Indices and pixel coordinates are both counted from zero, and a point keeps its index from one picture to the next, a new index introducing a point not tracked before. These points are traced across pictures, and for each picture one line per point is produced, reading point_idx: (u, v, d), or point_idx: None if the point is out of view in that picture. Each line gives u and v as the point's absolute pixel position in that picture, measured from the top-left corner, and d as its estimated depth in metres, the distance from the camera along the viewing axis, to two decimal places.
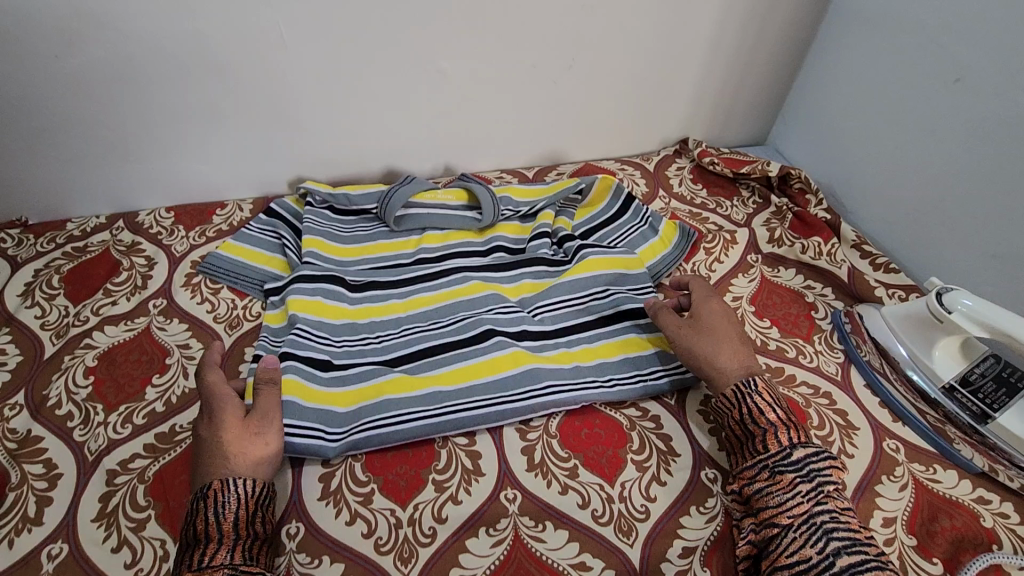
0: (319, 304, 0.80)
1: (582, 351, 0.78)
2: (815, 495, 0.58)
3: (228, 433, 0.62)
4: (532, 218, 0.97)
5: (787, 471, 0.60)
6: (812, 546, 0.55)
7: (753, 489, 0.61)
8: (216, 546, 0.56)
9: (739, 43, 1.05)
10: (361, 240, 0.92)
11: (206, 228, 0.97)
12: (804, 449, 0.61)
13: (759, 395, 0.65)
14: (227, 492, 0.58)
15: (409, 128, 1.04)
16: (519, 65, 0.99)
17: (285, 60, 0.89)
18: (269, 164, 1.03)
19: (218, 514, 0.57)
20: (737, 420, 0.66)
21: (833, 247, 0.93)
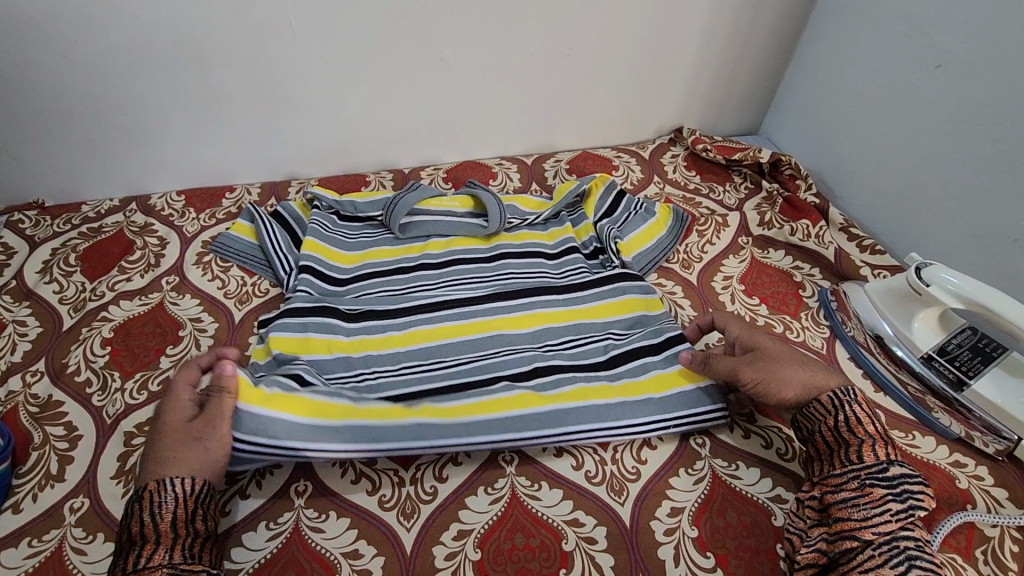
0: (308, 340, 0.77)
1: (598, 390, 0.72)
2: (904, 517, 0.55)
3: (178, 433, 0.61)
4: (538, 226, 0.98)
5: (879, 486, 0.57)
6: (889, 564, 0.53)
7: (837, 496, 0.58)
8: (153, 546, 0.53)
9: (732, 33, 1.08)
10: (356, 249, 0.92)
11: (215, 211, 1.01)
12: (901, 467, 0.58)
13: (858, 405, 0.62)
14: (164, 493, 0.56)
15: (412, 115, 1.07)
16: (519, 54, 1.02)
17: (293, 46, 0.93)
18: (277, 150, 1.06)
19: (153, 518, 0.55)
20: (830, 427, 0.62)
21: (821, 230, 0.96)
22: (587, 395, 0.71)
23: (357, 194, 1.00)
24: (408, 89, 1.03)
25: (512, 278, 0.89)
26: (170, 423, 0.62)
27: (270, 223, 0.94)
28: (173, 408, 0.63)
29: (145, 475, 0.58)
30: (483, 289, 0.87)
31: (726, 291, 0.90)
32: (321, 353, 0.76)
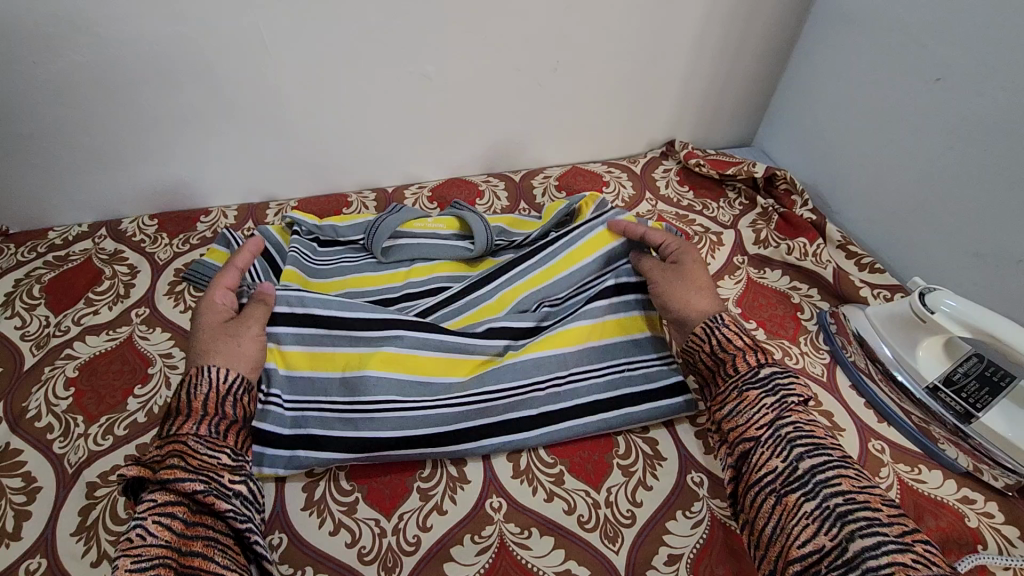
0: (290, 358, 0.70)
1: (569, 337, 0.74)
2: (780, 406, 0.60)
3: (212, 328, 0.68)
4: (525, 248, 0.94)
5: (754, 389, 0.62)
6: (779, 455, 0.57)
7: (725, 412, 0.64)
8: (183, 419, 0.59)
9: (724, 44, 1.05)
10: (334, 276, 0.88)
11: (189, 235, 0.96)
12: (770, 367, 0.64)
13: (727, 325, 0.67)
14: (201, 377, 0.61)
15: (395, 132, 1.03)
16: (505, 68, 0.99)
17: (268, 64, 0.89)
18: (255, 171, 1.02)
19: (186, 396, 0.60)
20: (707, 353, 0.67)
21: (819, 248, 0.94)
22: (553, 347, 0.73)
23: (338, 217, 0.96)
24: (390, 106, 0.99)
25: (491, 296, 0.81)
26: (208, 321, 0.69)
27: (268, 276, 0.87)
28: (213, 309, 0.71)
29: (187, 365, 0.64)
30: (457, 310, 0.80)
31: None
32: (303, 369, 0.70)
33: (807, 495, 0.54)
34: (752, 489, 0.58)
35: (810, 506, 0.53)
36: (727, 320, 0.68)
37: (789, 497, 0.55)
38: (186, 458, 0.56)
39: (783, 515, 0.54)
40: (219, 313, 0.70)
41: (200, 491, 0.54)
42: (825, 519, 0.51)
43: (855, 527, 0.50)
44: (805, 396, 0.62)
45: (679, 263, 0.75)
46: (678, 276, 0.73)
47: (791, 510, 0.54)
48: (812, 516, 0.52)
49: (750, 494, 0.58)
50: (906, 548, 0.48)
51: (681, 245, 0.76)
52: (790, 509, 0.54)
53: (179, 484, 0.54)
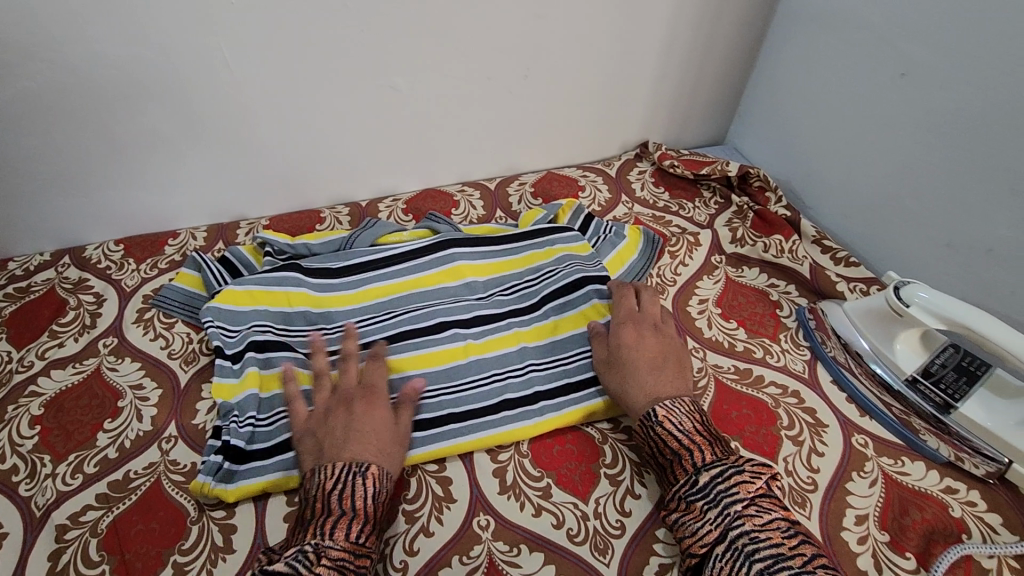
0: (268, 377, 0.75)
1: (532, 330, 0.82)
2: (726, 519, 0.55)
3: (379, 423, 0.65)
4: (503, 247, 0.92)
5: (697, 499, 0.58)
6: (736, 573, 0.52)
7: (673, 521, 0.60)
8: (365, 525, 0.58)
9: (693, 45, 1.06)
10: (289, 286, 0.84)
11: (157, 260, 0.94)
12: (709, 471, 0.59)
13: (661, 425, 0.64)
14: (381, 480, 0.61)
15: (365, 144, 1.01)
16: (475, 76, 0.98)
17: (231, 81, 0.86)
18: (223, 190, 1.00)
19: (370, 499, 0.59)
20: (650, 455, 0.65)
21: (794, 244, 0.94)
22: (520, 336, 0.81)
23: (311, 234, 0.94)
24: (360, 119, 0.97)
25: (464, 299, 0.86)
26: (367, 409, 0.66)
27: (222, 273, 0.89)
28: (373, 397, 0.68)
29: (352, 458, 0.61)
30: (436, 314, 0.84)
31: (702, 316, 0.86)
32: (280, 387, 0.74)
33: None
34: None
35: None
36: (660, 416, 0.64)
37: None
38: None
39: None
40: (387, 405, 0.68)
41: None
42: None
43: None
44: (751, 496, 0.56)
45: (619, 346, 0.73)
46: (613, 361, 0.73)
47: None
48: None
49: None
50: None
51: (623, 318, 0.77)
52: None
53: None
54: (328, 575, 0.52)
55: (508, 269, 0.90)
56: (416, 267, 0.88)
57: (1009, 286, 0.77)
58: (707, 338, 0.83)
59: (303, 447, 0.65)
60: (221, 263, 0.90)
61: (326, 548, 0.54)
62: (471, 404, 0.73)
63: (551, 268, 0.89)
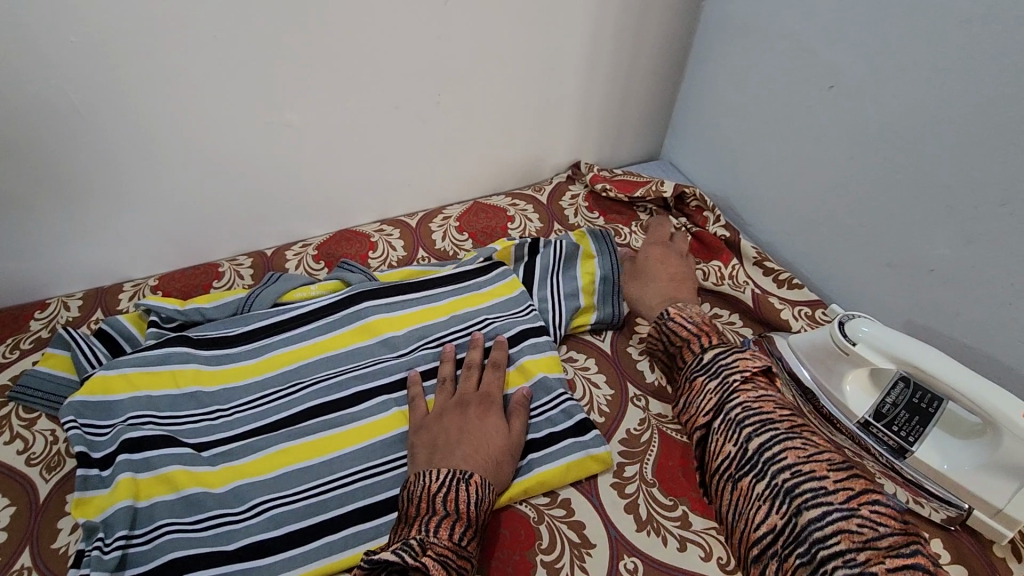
0: (145, 483, 0.63)
1: None
2: (725, 388, 0.66)
3: (488, 431, 0.66)
4: (423, 295, 0.83)
5: (699, 376, 0.68)
6: (730, 441, 0.62)
7: (681, 403, 0.70)
8: (466, 529, 0.57)
9: (618, 60, 1.00)
10: (173, 364, 0.72)
11: (20, 339, 0.81)
12: (714, 351, 0.69)
13: (673, 319, 0.74)
14: (484, 490, 0.60)
15: (261, 189, 0.90)
16: (381, 106, 0.89)
17: (89, 127, 0.74)
18: (98, 252, 0.86)
19: (473, 505, 0.59)
20: (663, 351, 0.75)
21: (733, 269, 0.89)
22: None
23: (204, 295, 0.82)
24: (254, 160, 0.86)
25: (381, 361, 0.77)
26: (479, 418, 0.67)
27: (95, 349, 0.77)
28: (489, 405, 0.69)
29: (459, 464, 0.61)
30: (350, 381, 0.74)
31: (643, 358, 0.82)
32: (162, 494, 0.63)
33: (756, 476, 0.59)
34: (711, 472, 0.63)
35: (762, 486, 0.58)
36: (671, 314, 0.75)
37: (742, 482, 0.60)
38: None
39: (739, 498, 0.60)
40: (500, 415, 0.69)
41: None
42: (775, 498, 0.57)
43: (803, 500, 0.55)
44: (747, 371, 0.66)
45: (642, 257, 0.88)
46: (633, 273, 0.87)
47: (747, 494, 0.59)
48: (764, 496, 0.58)
49: (713, 481, 0.63)
50: (850, 515, 0.53)
51: (655, 238, 0.90)
52: (745, 494, 0.59)
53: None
54: (433, 566, 0.52)
55: (432, 319, 0.81)
56: (326, 327, 0.79)
57: (954, 306, 0.73)
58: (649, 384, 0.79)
59: (416, 440, 0.67)
60: (93, 336, 0.78)
61: (431, 543, 0.54)
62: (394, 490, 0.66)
63: (480, 318, 0.82)
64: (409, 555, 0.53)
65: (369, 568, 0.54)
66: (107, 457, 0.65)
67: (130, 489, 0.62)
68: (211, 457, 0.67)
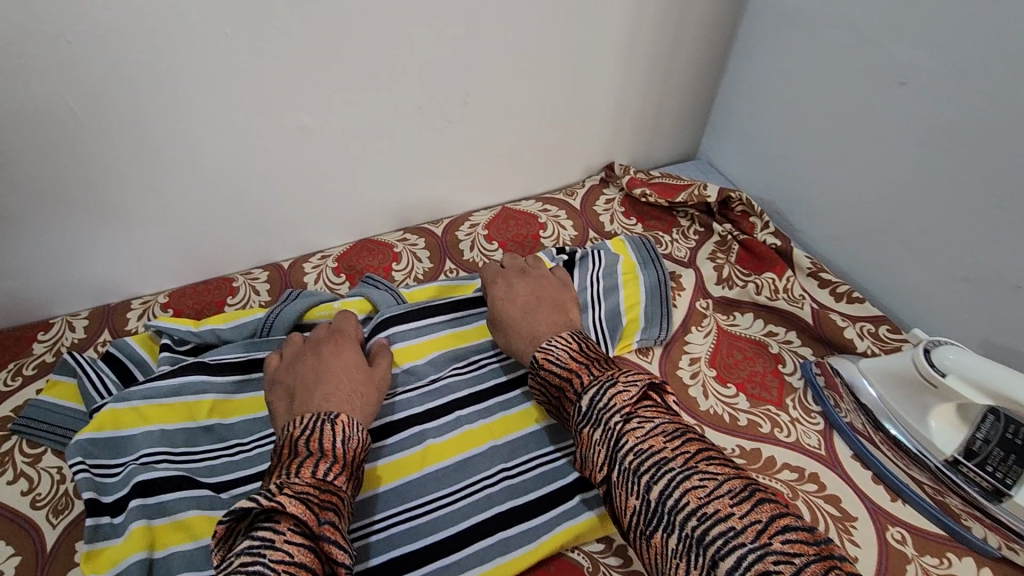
0: (160, 529, 0.57)
1: (497, 424, 0.69)
2: (610, 437, 0.54)
3: (348, 370, 0.64)
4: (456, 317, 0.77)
5: (585, 427, 0.56)
6: (631, 494, 0.50)
7: (579, 457, 0.58)
8: (337, 469, 0.54)
9: (656, 53, 0.92)
10: (189, 395, 0.67)
11: (22, 363, 0.75)
12: (589, 395, 0.57)
13: (541, 366, 0.63)
14: (352, 428, 0.58)
15: (276, 198, 0.84)
16: (402, 107, 0.82)
17: (89, 135, 0.68)
18: (103, 268, 0.80)
19: (339, 445, 0.56)
20: (551, 396, 0.63)
21: (789, 282, 0.82)
22: (488, 433, 0.68)
23: (219, 315, 0.76)
24: (266, 167, 0.80)
25: (414, 389, 0.71)
26: (341, 358, 0.65)
27: (105, 376, 0.71)
28: (347, 345, 0.68)
29: (323, 405, 0.59)
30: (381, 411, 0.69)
31: (696, 382, 0.73)
32: (179, 544, 0.57)
33: (665, 530, 0.47)
34: (626, 533, 0.52)
35: (674, 542, 0.46)
36: (540, 360, 0.63)
37: (655, 538, 0.48)
38: (339, 517, 0.51)
39: (659, 556, 0.48)
40: (358, 351, 0.68)
41: (343, 566, 0.48)
42: (690, 554, 0.45)
43: (715, 551, 0.44)
44: (631, 399, 0.55)
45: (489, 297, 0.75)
46: (492, 319, 0.73)
47: (662, 552, 0.47)
48: (680, 553, 0.46)
49: (630, 539, 0.52)
50: (764, 553, 0.42)
51: (491, 276, 0.77)
52: (660, 552, 0.48)
53: (334, 549, 0.48)
54: (290, 504, 0.48)
55: (467, 342, 0.76)
56: None
57: None
58: (705, 413, 0.70)
59: (274, 395, 0.63)
60: (102, 361, 0.72)
61: (290, 483, 0.50)
62: (434, 537, 0.59)
63: None
64: (264, 497, 0.48)
65: (228, 525, 0.48)
66: (118, 503, 0.59)
67: (145, 537, 0.56)
68: (231, 499, 0.62)
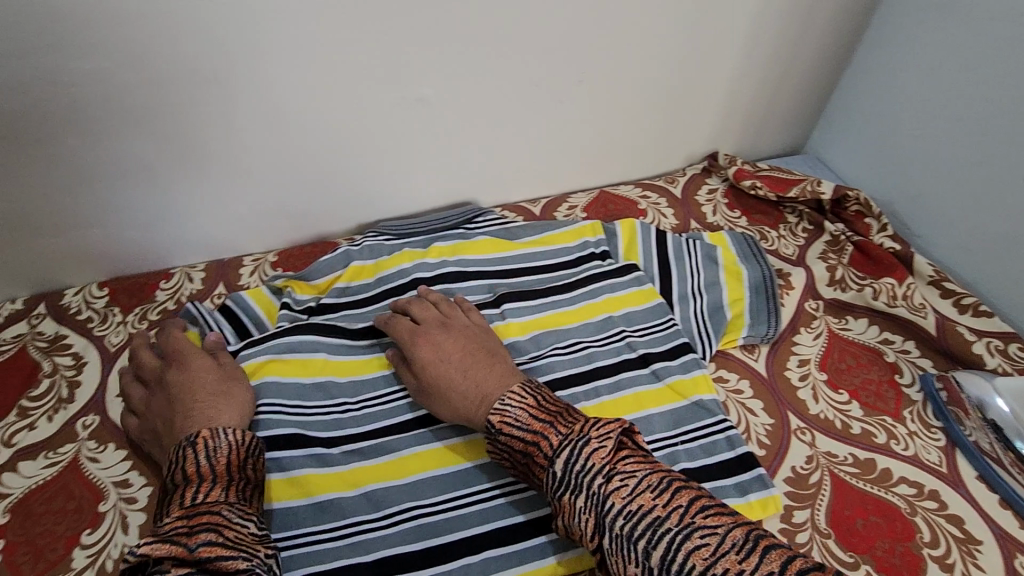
0: (278, 483, 0.62)
1: (602, 407, 0.68)
2: (596, 504, 0.47)
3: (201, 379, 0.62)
4: (563, 296, 0.79)
5: (564, 495, 0.49)
6: (628, 564, 0.44)
7: (560, 526, 0.50)
8: (209, 486, 0.52)
9: (781, 39, 0.88)
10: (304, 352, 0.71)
11: (147, 308, 0.79)
12: (562, 455, 0.50)
13: (501, 425, 0.56)
14: (218, 439, 0.55)
15: (387, 167, 0.85)
16: (520, 83, 0.81)
17: (225, 94, 0.71)
18: (223, 224, 0.84)
19: (205, 461, 0.53)
20: (518, 460, 0.55)
21: (909, 289, 0.78)
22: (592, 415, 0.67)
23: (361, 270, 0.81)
24: (379, 136, 0.81)
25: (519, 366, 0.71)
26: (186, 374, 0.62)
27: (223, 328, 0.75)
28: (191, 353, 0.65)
29: (193, 430, 0.57)
30: None
31: (806, 384, 0.71)
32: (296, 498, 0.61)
33: None
34: None
35: None
36: (496, 425, 0.56)
37: None
38: (224, 530, 0.48)
39: None
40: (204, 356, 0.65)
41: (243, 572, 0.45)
42: None
43: None
44: (607, 453, 0.49)
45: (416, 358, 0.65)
46: (427, 387, 0.64)
47: None
48: None
49: None
50: None
51: (410, 335, 0.68)
52: None
53: (223, 561, 0.45)
54: (156, 547, 0.44)
55: (570, 322, 0.76)
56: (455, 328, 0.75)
57: None
58: (815, 417, 0.68)
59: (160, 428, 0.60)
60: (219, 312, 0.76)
61: (162, 525, 0.47)
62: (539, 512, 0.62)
63: (620, 324, 0.76)
64: (135, 549, 0.44)
65: None
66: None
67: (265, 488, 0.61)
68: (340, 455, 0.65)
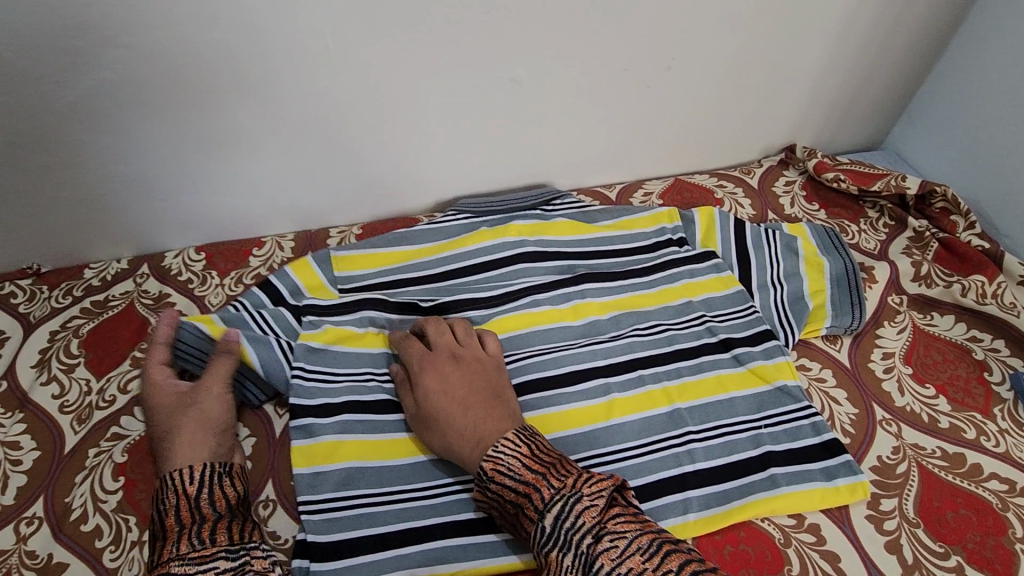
0: (365, 443, 0.64)
1: (683, 387, 0.69)
2: (583, 565, 0.44)
3: (175, 412, 0.61)
4: (642, 279, 0.80)
5: (551, 550, 0.47)
6: None
7: None
8: (169, 541, 0.51)
9: (874, 31, 0.87)
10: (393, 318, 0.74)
11: (242, 273, 0.84)
12: (554, 511, 0.48)
13: (493, 473, 0.53)
14: (164, 490, 0.55)
15: (472, 147, 0.87)
16: (610, 69, 0.82)
17: (332, 73, 0.73)
18: (314, 195, 0.87)
19: (163, 516, 0.53)
20: (507, 510, 0.52)
21: (1000, 287, 0.76)
22: (673, 396, 0.68)
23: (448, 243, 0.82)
24: (469, 116, 0.83)
25: (602, 343, 0.73)
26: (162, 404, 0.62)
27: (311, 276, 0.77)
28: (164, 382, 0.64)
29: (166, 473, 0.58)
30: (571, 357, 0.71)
31: (891, 376, 0.71)
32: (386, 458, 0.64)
33: None
34: None
35: None
36: (489, 472, 0.53)
37: None
38: None
39: None
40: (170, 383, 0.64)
41: None
42: None
43: None
44: (598, 512, 0.47)
45: (416, 388, 0.63)
46: (421, 417, 0.62)
47: None
48: None
49: None
50: None
51: (417, 360, 0.65)
52: None
53: None
54: None
55: (650, 304, 0.77)
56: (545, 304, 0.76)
57: None
58: (901, 410, 0.68)
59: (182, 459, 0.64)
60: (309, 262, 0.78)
61: None
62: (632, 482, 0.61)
63: (699, 309, 0.77)
64: None
65: None
66: (325, 410, 0.66)
67: (353, 449, 0.64)
68: None
